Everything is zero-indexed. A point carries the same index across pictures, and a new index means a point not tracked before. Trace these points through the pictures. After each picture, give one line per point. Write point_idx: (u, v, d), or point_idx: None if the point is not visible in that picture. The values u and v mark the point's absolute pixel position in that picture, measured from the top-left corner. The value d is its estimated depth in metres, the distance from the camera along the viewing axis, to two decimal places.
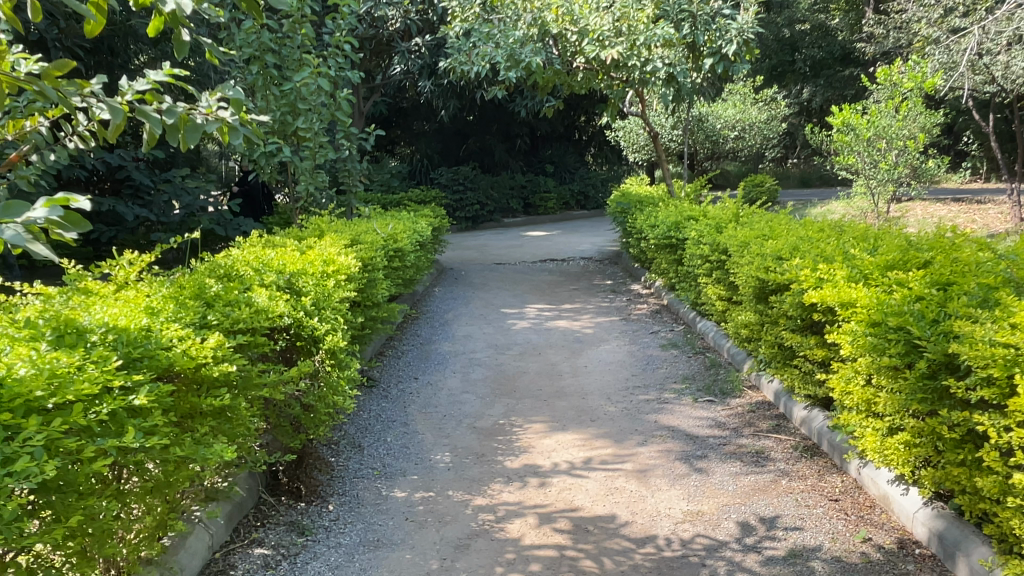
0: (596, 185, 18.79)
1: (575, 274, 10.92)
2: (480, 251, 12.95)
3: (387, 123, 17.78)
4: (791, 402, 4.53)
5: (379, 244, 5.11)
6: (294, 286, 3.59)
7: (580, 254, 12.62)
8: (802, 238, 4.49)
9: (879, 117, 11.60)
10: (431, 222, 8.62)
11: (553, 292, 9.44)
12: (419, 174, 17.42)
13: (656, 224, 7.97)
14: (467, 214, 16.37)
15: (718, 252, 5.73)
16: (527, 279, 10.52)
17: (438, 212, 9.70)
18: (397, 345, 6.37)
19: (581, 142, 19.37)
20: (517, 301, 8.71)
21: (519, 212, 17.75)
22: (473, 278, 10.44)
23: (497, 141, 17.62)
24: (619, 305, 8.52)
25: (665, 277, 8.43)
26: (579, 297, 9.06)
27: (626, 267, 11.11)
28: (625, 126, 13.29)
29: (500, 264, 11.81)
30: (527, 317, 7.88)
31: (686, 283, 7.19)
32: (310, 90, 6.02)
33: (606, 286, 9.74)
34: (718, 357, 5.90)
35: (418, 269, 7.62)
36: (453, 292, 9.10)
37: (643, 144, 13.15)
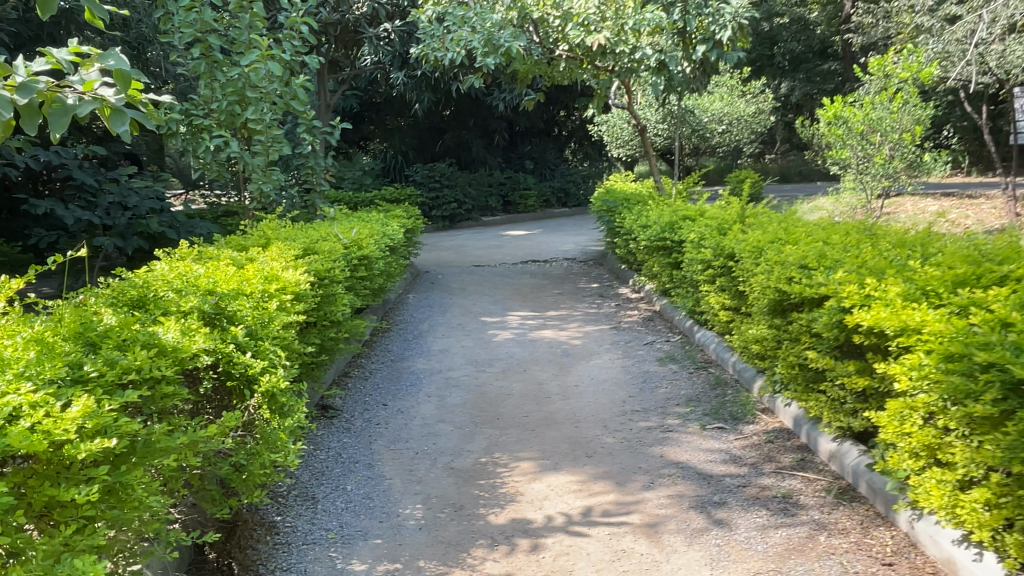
0: (577, 181, 18.18)
1: (559, 277, 10.29)
2: (457, 253, 12.28)
3: (359, 119, 17.19)
4: (815, 433, 3.93)
5: (339, 253, 4.43)
6: (225, 310, 2.92)
7: (563, 255, 11.99)
8: (830, 244, 3.92)
9: (873, 109, 11.15)
10: (403, 223, 7.91)
11: (537, 297, 8.79)
12: (394, 171, 16.72)
13: (648, 224, 7.37)
14: (444, 213, 15.65)
15: (724, 256, 5.12)
16: (507, 282, 9.86)
17: (412, 212, 9.00)
18: (365, 364, 5.68)
19: (561, 137, 18.76)
20: (498, 309, 8.04)
21: (498, 210, 17.09)
22: (450, 283, 9.75)
23: (474, 137, 16.93)
24: (608, 311, 7.89)
25: (657, 280, 7.82)
26: (564, 303, 8.42)
27: (612, 269, 10.50)
28: (609, 119, 12.70)
29: (479, 266, 11.13)
30: (509, 326, 7.22)
31: (682, 289, 6.59)
32: (261, 77, 5.33)
33: (592, 290, 9.12)
34: (723, 374, 5.30)
35: (390, 276, 6.92)
36: (428, 300, 8.40)
37: (627, 138, 12.57)
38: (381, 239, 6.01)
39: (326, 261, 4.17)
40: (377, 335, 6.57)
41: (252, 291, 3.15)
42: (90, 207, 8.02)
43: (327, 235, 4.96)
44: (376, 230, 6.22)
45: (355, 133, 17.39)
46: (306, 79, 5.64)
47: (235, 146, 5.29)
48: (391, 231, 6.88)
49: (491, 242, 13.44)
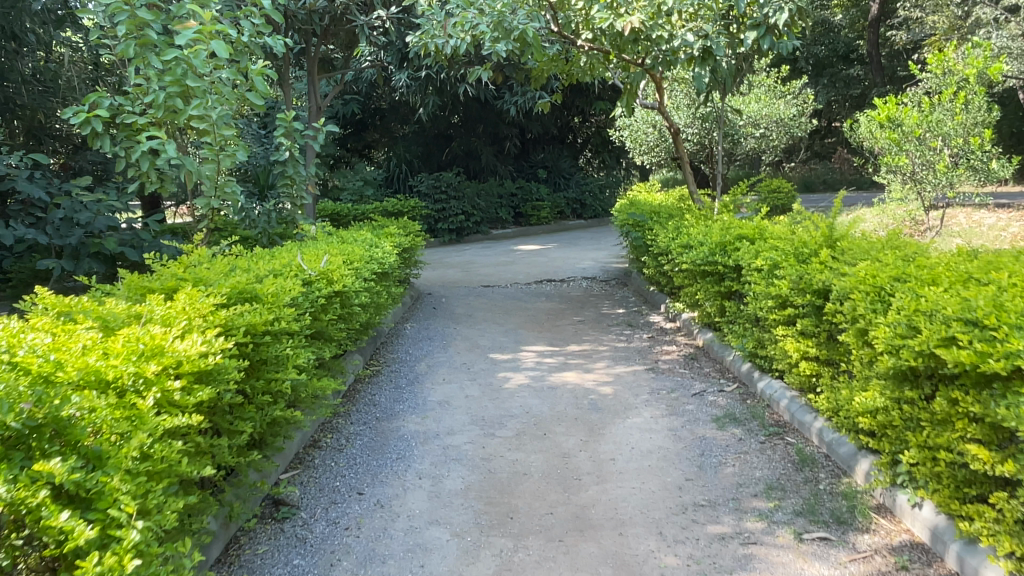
0: (594, 192, 16.95)
1: (578, 300, 9.08)
2: (464, 271, 11.10)
3: (361, 126, 16.36)
4: (975, 560, 2.65)
5: (295, 293, 3.27)
6: (59, 425, 1.76)
7: (581, 273, 10.77)
8: (1010, 292, 2.71)
9: (932, 110, 9.90)
10: (399, 242, 6.72)
11: (555, 327, 7.56)
12: (397, 181, 15.57)
13: (690, 244, 6.15)
14: (451, 226, 14.45)
15: (812, 291, 3.90)
16: (520, 307, 8.63)
17: (411, 227, 7.84)
18: (342, 425, 4.49)
19: (576, 145, 17.62)
20: (510, 343, 6.82)
21: (510, 223, 15.90)
22: (454, 308, 8.53)
23: (484, 144, 15.79)
24: (640, 347, 6.65)
25: (700, 310, 6.58)
26: (587, 334, 7.18)
27: (639, 291, 9.26)
28: (632, 123, 11.53)
29: (488, 286, 9.92)
30: (523, 367, 6.00)
31: (739, 325, 5.34)
32: (206, 59, 4.21)
33: (618, 318, 7.89)
34: (806, 445, 4.06)
35: (381, 308, 5.73)
36: (430, 331, 7.19)
37: (653, 144, 11.40)
38: (368, 264, 4.83)
39: (273, 307, 2.98)
40: (365, 382, 5.37)
41: (120, 376, 2.01)
42: (37, 223, 6.93)
43: (284, 266, 3.78)
44: (360, 251, 5.03)
45: (357, 140, 16.58)
46: (266, 64, 4.50)
47: (172, 148, 4.15)
48: (381, 251, 5.70)
49: (501, 259, 12.25)
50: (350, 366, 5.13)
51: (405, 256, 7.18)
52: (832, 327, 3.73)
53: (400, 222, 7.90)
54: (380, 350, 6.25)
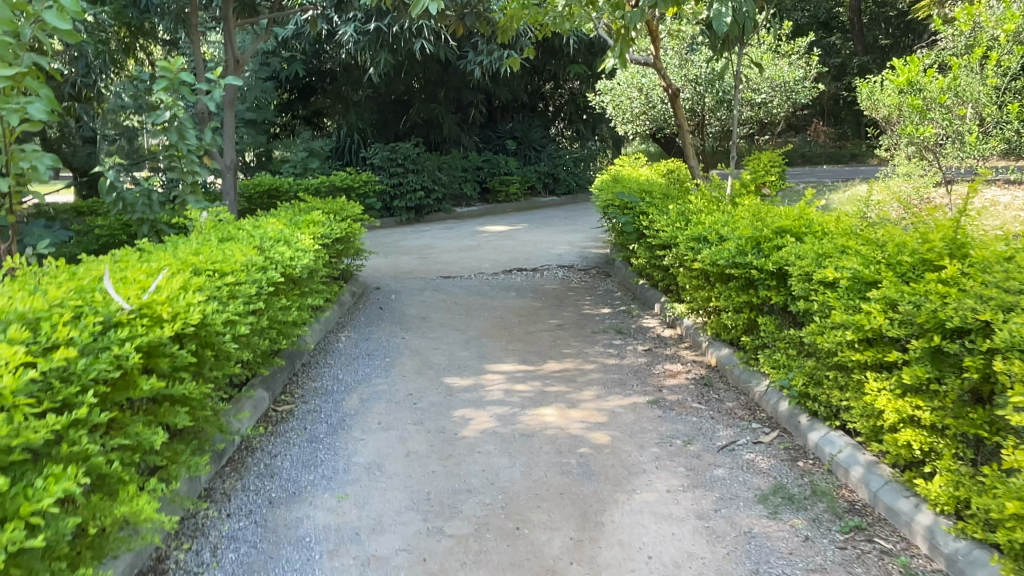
0: (567, 165, 15.44)
1: (555, 296, 7.63)
2: (421, 257, 9.56)
3: (308, 89, 14.74)
4: None
5: (41, 368, 1.82)
6: None
7: (556, 260, 9.31)
8: None
9: (962, 73, 8.59)
10: (325, 235, 5.17)
11: (528, 335, 6.11)
12: (348, 153, 13.86)
13: (705, 238, 4.72)
14: (408, 204, 12.84)
15: (938, 330, 2.51)
16: (484, 306, 7.15)
17: (347, 212, 6.30)
18: (210, 521, 2.99)
19: (547, 113, 16.06)
20: (471, 361, 5.35)
21: (475, 199, 14.34)
22: (404, 308, 7.02)
23: (446, 111, 14.13)
24: (638, 365, 5.22)
25: (713, 320, 5.17)
26: (569, 346, 5.74)
27: (626, 284, 7.85)
28: (616, 86, 10.02)
29: (448, 278, 8.42)
30: (488, 401, 4.53)
31: (781, 350, 3.95)
32: None
33: (604, 322, 6.46)
34: (912, 556, 2.68)
35: (294, 327, 4.20)
36: (370, 343, 5.69)
37: (639, 110, 9.90)
38: (257, 275, 3.30)
39: None
40: (264, 435, 3.84)
41: None
42: None
43: (70, 298, 2.28)
44: (249, 254, 3.49)
45: (304, 107, 14.96)
46: None
47: None
48: (290, 247, 4.14)
49: (463, 242, 10.77)
50: (237, 418, 3.60)
51: (336, 248, 5.64)
52: (995, 394, 2.35)
53: (333, 205, 6.34)
54: (298, 377, 4.74)
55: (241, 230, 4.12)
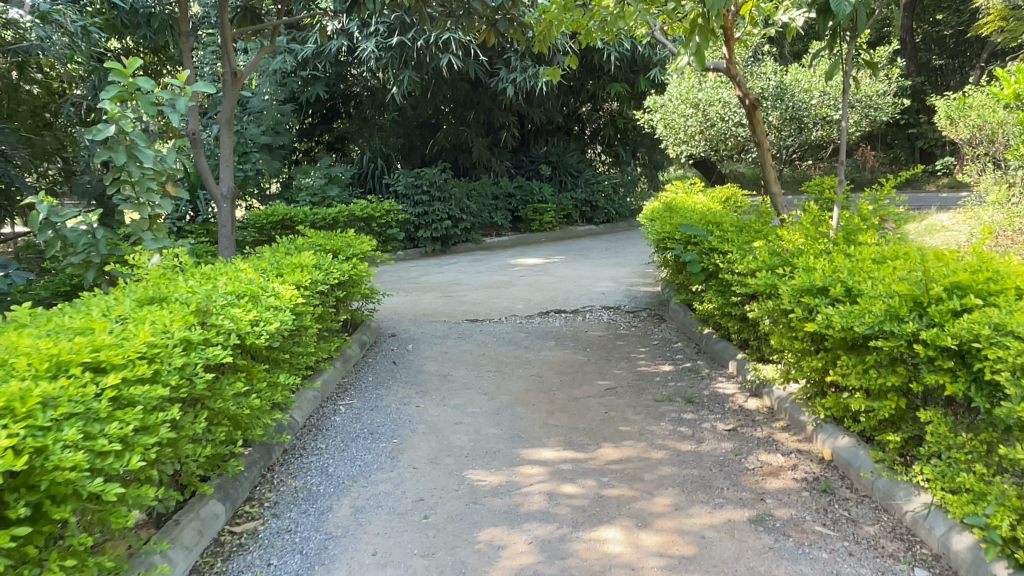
0: (606, 191, 14.26)
1: (603, 348, 6.42)
2: (447, 296, 8.43)
3: (331, 113, 14.06)
4: None
5: None
6: None
7: (600, 300, 8.12)
8: None
9: None
10: (319, 284, 4.10)
11: (573, 403, 4.89)
12: (371, 179, 12.71)
13: (823, 290, 3.50)
14: (434, 234, 11.74)
15: None
16: (518, 361, 5.95)
17: (350, 251, 5.20)
18: None
19: (584, 136, 15.02)
20: (501, 444, 4.15)
21: (507, 229, 13.24)
22: (422, 362, 5.84)
23: (476, 134, 13.14)
24: (723, 457, 3.96)
25: (829, 395, 3.87)
26: (627, 421, 4.50)
27: (688, 334, 6.59)
28: (667, 103, 8.86)
29: (477, 323, 7.26)
30: (526, 513, 3.32)
31: (968, 467, 2.69)
32: None
33: (667, 386, 5.21)
34: None
35: (265, 416, 3.10)
36: (373, 417, 4.50)
37: (694, 129, 8.76)
38: (180, 361, 2.25)
39: None
40: None
41: None
42: None
43: None
44: (176, 326, 2.40)
45: (327, 131, 14.22)
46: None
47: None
48: (260, 306, 3.08)
49: (493, 277, 9.61)
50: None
51: (335, 298, 4.54)
52: None
53: (333, 242, 5.24)
54: (273, 475, 3.56)
55: (198, 281, 3.07)
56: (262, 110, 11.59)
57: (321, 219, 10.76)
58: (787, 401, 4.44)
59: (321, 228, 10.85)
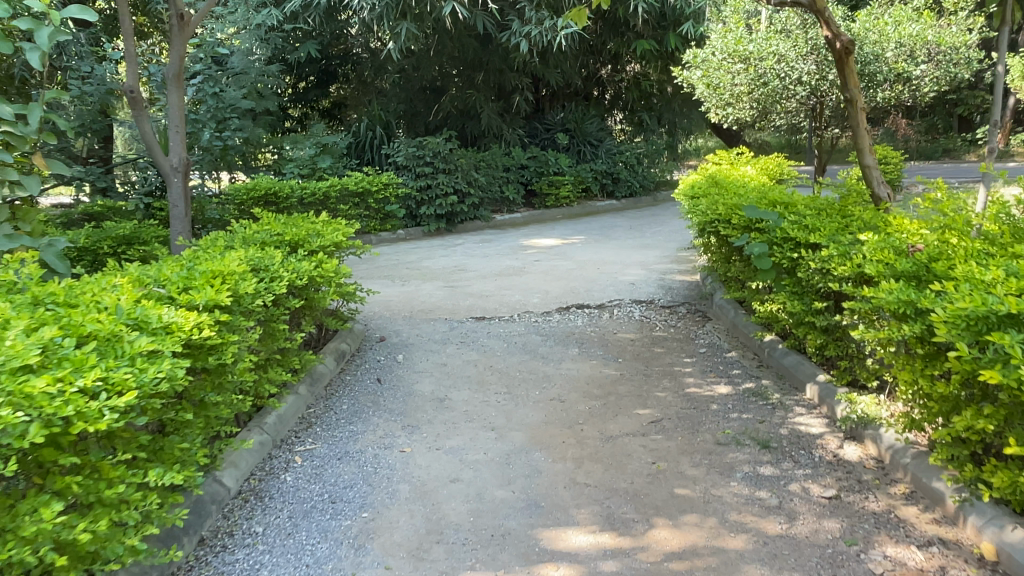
0: (629, 162, 12.88)
1: (639, 357, 5.19)
2: (451, 287, 7.23)
3: (327, 74, 13.06)
4: None
5: None
6: None
7: (630, 292, 6.90)
8: None
9: None
10: (258, 299, 2.95)
11: (608, 446, 3.68)
12: (369, 150, 11.33)
13: (1007, 324, 2.33)
14: (438, 211, 10.47)
15: None
16: (534, 378, 4.74)
17: (315, 244, 4.01)
18: None
19: (604, 102, 13.72)
20: (512, 520, 2.98)
21: (520, 205, 11.96)
22: (414, 380, 4.64)
23: (486, 99, 11.83)
24: (832, 548, 2.75)
25: (998, 465, 2.62)
26: (685, 480, 3.29)
27: (743, 341, 5.35)
28: (710, 57, 7.74)
29: (484, 321, 6.07)
30: None
31: None
32: None
33: (730, 422, 3.97)
34: None
35: (134, 531, 1.99)
36: (340, 472, 3.32)
37: (742, 88, 7.46)
38: None
39: None
40: None
41: None
42: None
43: None
44: None
45: (322, 96, 13.28)
46: None
47: None
48: (122, 358, 1.98)
49: (504, 262, 8.39)
50: None
51: (284, 312, 3.40)
52: None
53: (294, 233, 4.05)
54: None
55: (19, 321, 1.98)
56: (244, 70, 10.27)
57: (310, 194, 9.56)
58: (910, 455, 3.19)
59: (310, 204, 9.65)
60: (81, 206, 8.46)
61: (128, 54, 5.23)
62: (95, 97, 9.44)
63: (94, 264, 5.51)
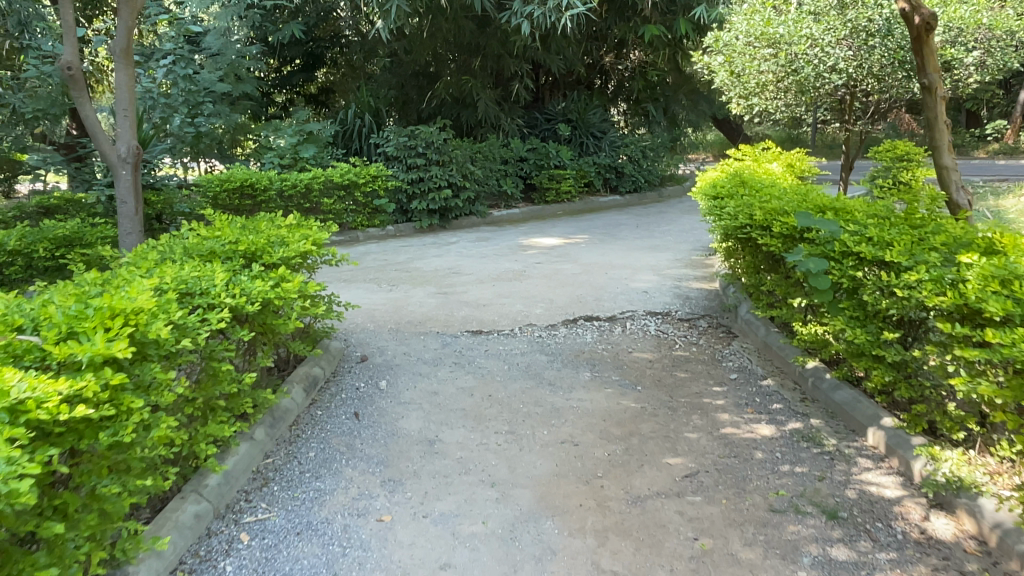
0: (634, 156, 12.13)
1: (661, 385, 4.46)
2: (443, 293, 6.47)
3: (313, 57, 12.22)
4: None
5: None
6: None
7: (643, 302, 6.17)
8: None
9: None
10: (180, 342, 2.24)
11: (637, 513, 2.97)
12: (357, 138, 10.52)
13: None
14: (431, 206, 9.70)
15: None
16: (541, 412, 4.01)
17: (277, 257, 3.26)
18: None
19: (606, 92, 12.97)
20: None
21: (518, 200, 11.20)
22: (400, 416, 3.90)
23: (483, 85, 11.02)
24: None
25: None
26: (738, 569, 2.59)
27: (780, 365, 4.64)
28: (734, 41, 6.98)
29: (481, 337, 5.33)
30: None
31: None
32: None
33: (782, 479, 3.27)
34: None
35: None
36: (298, 555, 2.59)
37: (769, 76, 6.74)
38: None
39: None
40: None
41: None
42: None
43: None
44: None
45: (307, 81, 12.43)
46: None
47: None
48: None
49: (502, 265, 7.65)
50: None
51: (224, 349, 2.66)
52: None
53: (251, 242, 3.30)
54: None
55: None
56: (221, 50, 9.64)
57: (291, 186, 8.80)
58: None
59: (291, 198, 8.92)
60: (38, 198, 7.67)
61: (65, 24, 4.40)
62: (55, 79, 8.55)
63: (29, 269, 5.09)
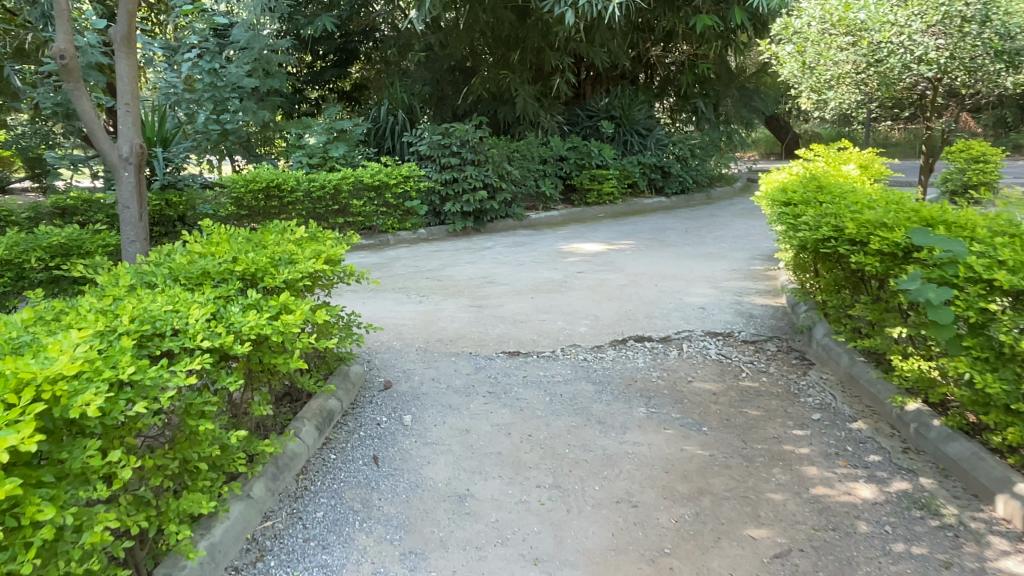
0: (681, 155, 11.42)
1: (731, 426, 3.81)
2: (478, 307, 5.89)
3: (345, 52, 11.80)
4: None
5: None
6: None
7: (701, 320, 5.50)
8: None
9: None
10: (130, 410, 1.76)
11: None
12: (389, 136, 10.03)
13: None
14: (465, 208, 9.14)
15: None
16: (590, 459, 3.39)
17: (280, 279, 2.72)
18: None
19: (652, 88, 12.30)
20: None
21: (558, 201, 10.57)
22: (425, 462, 3.33)
23: (522, 80, 10.40)
24: None
25: None
26: None
27: (871, 405, 3.94)
28: (806, 27, 6.26)
29: (520, 361, 4.72)
30: None
31: None
32: None
33: (899, 565, 2.60)
34: None
35: None
36: None
37: (848, 67, 5.99)
38: None
39: None
40: None
41: None
42: None
43: None
44: None
45: (339, 77, 11.99)
46: None
47: None
48: None
49: (542, 274, 7.04)
50: None
51: (206, 401, 2.13)
52: None
53: (250, 260, 2.76)
54: None
55: None
56: (248, 44, 9.11)
57: (320, 187, 8.30)
58: None
59: (319, 199, 8.40)
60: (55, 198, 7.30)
61: (60, 9, 4.00)
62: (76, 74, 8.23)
63: (21, 280, 4.73)
